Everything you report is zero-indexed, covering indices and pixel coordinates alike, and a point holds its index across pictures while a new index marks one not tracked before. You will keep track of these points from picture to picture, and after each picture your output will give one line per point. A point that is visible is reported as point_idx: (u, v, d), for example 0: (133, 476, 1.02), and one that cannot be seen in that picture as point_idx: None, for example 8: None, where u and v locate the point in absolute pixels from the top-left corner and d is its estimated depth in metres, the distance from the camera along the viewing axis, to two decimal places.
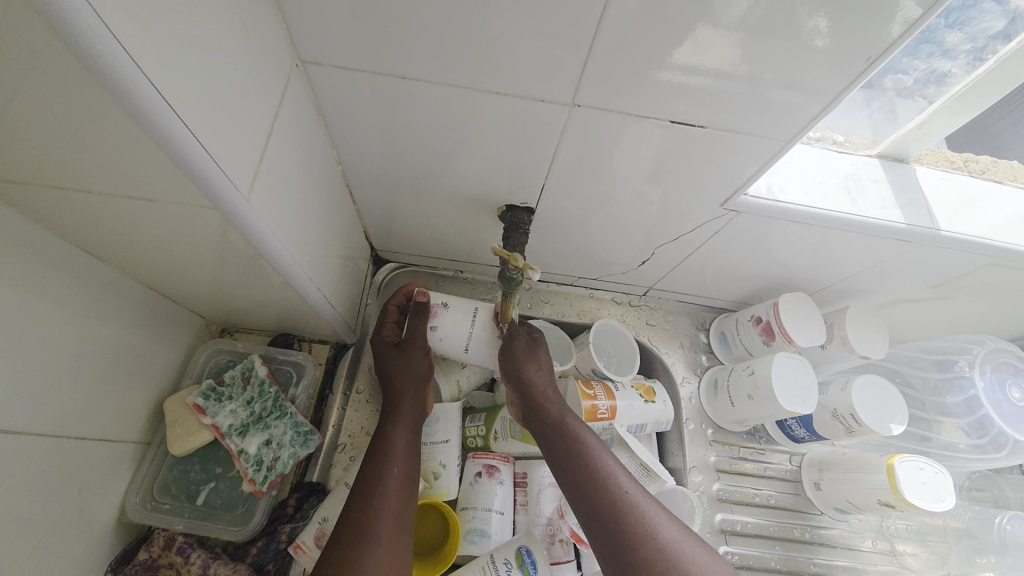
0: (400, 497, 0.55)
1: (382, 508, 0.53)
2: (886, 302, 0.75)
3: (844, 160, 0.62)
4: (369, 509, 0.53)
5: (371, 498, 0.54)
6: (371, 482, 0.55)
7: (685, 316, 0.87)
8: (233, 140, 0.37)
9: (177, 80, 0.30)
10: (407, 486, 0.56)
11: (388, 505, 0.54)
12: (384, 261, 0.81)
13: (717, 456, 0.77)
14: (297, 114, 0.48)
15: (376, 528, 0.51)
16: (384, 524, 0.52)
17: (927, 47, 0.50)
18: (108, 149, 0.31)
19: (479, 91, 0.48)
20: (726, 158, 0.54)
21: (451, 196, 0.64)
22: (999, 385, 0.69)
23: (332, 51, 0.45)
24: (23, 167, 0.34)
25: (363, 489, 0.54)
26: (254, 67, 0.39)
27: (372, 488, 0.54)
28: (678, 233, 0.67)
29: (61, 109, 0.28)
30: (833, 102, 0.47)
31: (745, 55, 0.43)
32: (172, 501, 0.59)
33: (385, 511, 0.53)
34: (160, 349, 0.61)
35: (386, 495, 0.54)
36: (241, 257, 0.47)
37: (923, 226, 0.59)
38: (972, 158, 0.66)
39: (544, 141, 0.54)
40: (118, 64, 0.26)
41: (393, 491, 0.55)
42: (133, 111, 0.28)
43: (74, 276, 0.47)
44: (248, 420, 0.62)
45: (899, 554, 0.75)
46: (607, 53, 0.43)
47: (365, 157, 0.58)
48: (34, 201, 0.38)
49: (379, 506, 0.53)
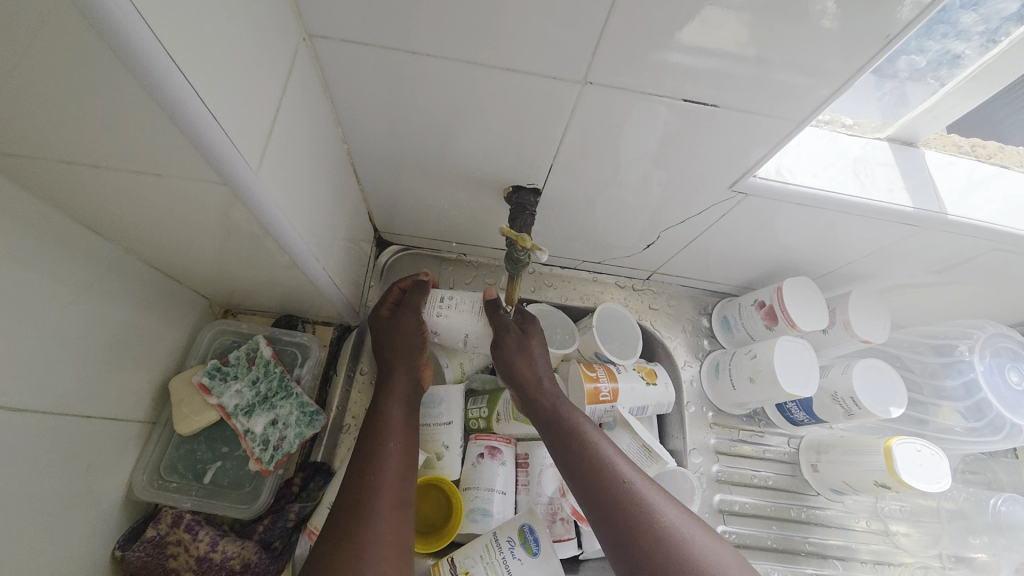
0: (400, 473, 0.56)
1: (384, 485, 0.54)
2: (888, 288, 0.75)
3: (852, 143, 0.62)
4: (369, 484, 0.53)
5: (374, 476, 0.54)
6: (372, 458, 0.55)
7: (688, 301, 0.88)
8: (241, 114, 0.36)
9: (186, 49, 0.30)
10: (407, 462, 0.57)
11: (391, 481, 0.54)
12: (387, 243, 0.80)
13: (717, 438, 0.78)
14: (303, 90, 0.47)
15: (378, 504, 0.52)
16: (385, 499, 0.53)
17: (941, 28, 0.49)
18: (115, 120, 0.31)
19: (487, 68, 0.47)
20: (735, 141, 0.53)
21: (457, 177, 0.63)
22: (998, 369, 0.69)
23: (340, 25, 0.44)
24: (25, 138, 0.33)
25: (363, 465, 0.55)
26: (262, 40, 0.38)
27: (376, 466, 0.55)
28: (685, 216, 0.66)
29: (65, 77, 0.27)
30: (844, 86, 0.46)
31: (754, 35, 0.42)
32: (179, 480, 0.59)
33: (387, 487, 0.54)
34: (164, 329, 0.60)
35: (388, 471, 0.55)
36: (247, 235, 0.46)
37: (930, 211, 0.59)
38: (979, 143, 0.66)
39: (552, 121, 0.53)
40: (126, 31, 0.25)
41: (395, 468, 0.55)
42: (141, 80, 0.27)
43: (78, 253, 0.46)
44: (253, 400, 0.62)
45: (892, 534, 0.77)
46: (621, 31, 0.42)
47: (370, 137, 0.57)
48: (37, 175, 0.38)
49: (381, 481, 0.54)
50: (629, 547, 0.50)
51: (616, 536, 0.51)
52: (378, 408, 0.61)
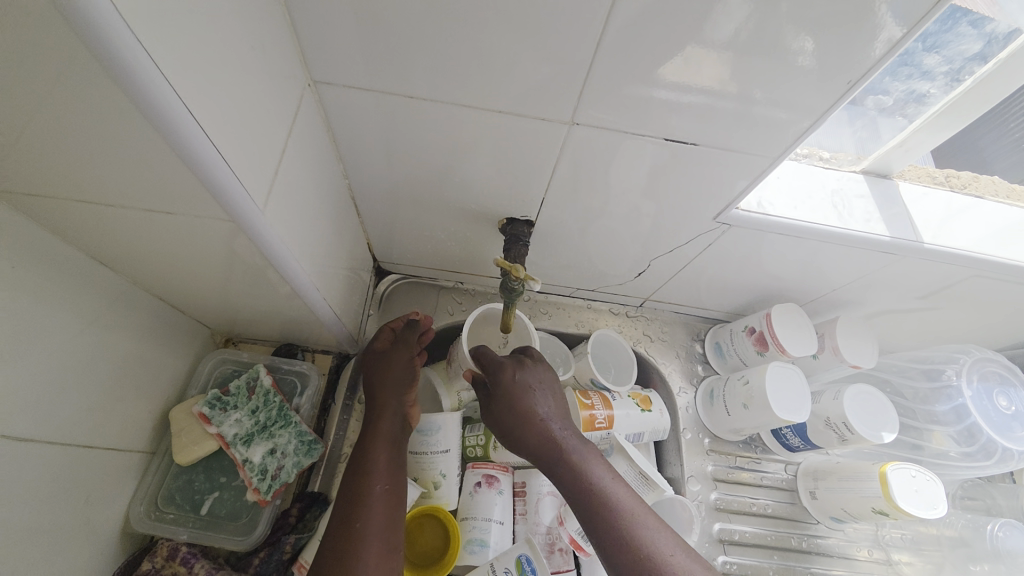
0: (386, 516, 0.56)
1: (366, 530, 0.54)
2: (876, 313, 0.77)
3: (829, 175, 0.65)
4: (352, 531, 0.54)
5: (355, 521, 0.55)
6: (354, 501, 0.56)
7: (681, 327, 0.89)
8: (251, 155, 0.39)
9: (204, 99, 0.32)
10: (392, 504, 0.58)
11: (374, 525, 0.55)
12: (385, 273, 0.82)
13: (714, 465, 0.78)
14: (308, 131, 0.50)
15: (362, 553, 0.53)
16: (368, 545, 0.53)
17: (906, 70, 0.53)
18: (134, 164, 0.33)
19: (481, 109, 0.50)
20: (717, 174, 0.56)
21: (452, 210, 0.66)
22: (986, 394, 0.70)
23: (344, 73, 0.47)
24: (51, 182, 0.36)
25: (348, 509, 0.56)
26: (271, 87, 0.41)
27: (355, 510, 0.56)
28: (673, 245, 0.69)
29: (94, 127, 0.30)
30: (819, 119, 0.49)
31: (734, 72, 0.46)
32: (176, 511, 0.59)
33: (370, 532, 0.54)
34: (167, 359, 0.61)
35: (371, 515, 0.55)
36: (251, 267, 0.48)
37: (907, 239, 0.61)
38: (953, 173, 0.69)
39: (543, 157, 0.56)
40: (152, 87, 0.28)
41: (379, 511, 0.56)
42: (161, 128, 0.30)
43: (88, 286, 0.48)
44: (253, 429, 0.62)
45: (894, 563, 0.76)
46: (604, 74, 0.46)
47: (370, 172, 0.60)
48: (57, 214, 0.40)
49: (363, 526, 0.54)
50: None
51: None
52: (364, 450, 0.61)
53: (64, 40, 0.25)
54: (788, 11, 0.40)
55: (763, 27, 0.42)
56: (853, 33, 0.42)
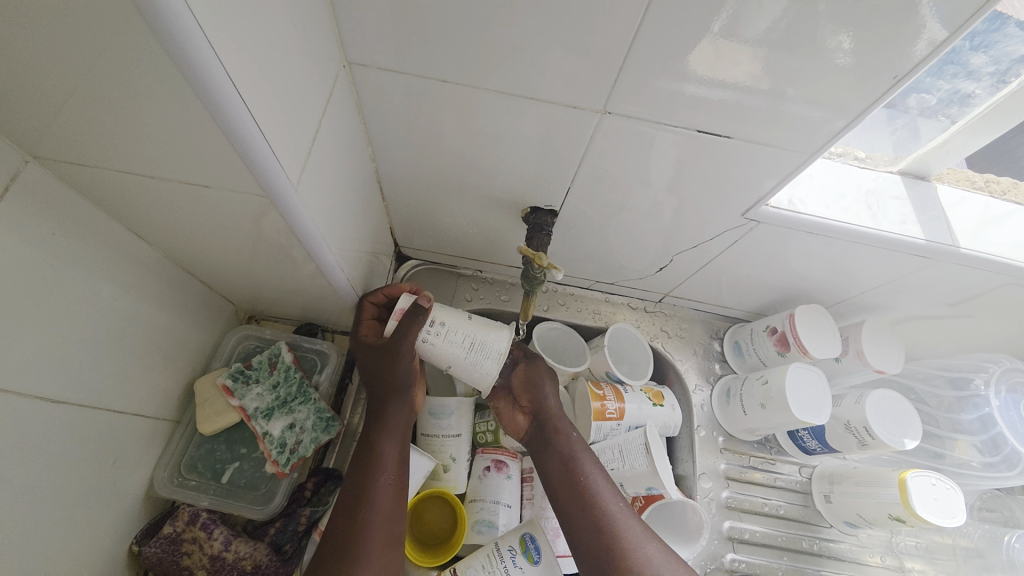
0: (392, 512, 0.56)
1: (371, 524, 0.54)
2: (903, 318, 0.75)
3: (864, 175, 0.63)
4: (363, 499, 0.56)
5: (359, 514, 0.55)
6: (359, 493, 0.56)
7: (700, 324, 0.88)
8: (287, 134, 0.39)
9: (247, 76, 0.33)
10: (397, 501, 0.57)
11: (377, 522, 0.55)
12: (406, 258, 0.83)
13: (727, 464, 0.77)
14: (341, 111, 0.50)
15: (370, 522, 0.55)
16: (372, 542, 0.53)
17: (952, 68, 0.50)
18: (175, 134, 0.33)
19: (512, 95, 0.50)
20: (747, 171, 0.55)
21: (476, 197, 0.65)
22: (1014, 405, 0.69)
23: (378, 54, 0.47)
24: (93, 151, 0.36)
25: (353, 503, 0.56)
26: (308, 67, 0.41)
27: (359, 501, 0.56)
28: (696, 241, 0.68)
29: (137, 95, 0.30)
30: (854, 120, 0.48)
31: (766, 68, 0.44)
32: (198, 478, 0.60)
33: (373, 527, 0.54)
34: (193, 332, 0.63)
35: (377, 512, 0.55)
36: (279, 245, 0.49)
37: (942, 243, 0.59)
38: (994, 178, 0.67)
39: (571, 146, 0.55)
40: (198, 59, 0.28)
41: (383, 507, 0.56)
42: (206, 99, 0.30)
43: (121, 255, 0.49)
44: (273, 404, 0.63)
45: (907, 570, 0.74)
46: (641, 64, 0.45)
47: (397, 155, 0.60)
48: (95, 182, 0.41)
49: (366, 521, 0.54)
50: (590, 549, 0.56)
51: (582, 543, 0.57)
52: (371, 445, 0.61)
53: (116, 10, 0.25)
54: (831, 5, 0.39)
55: (800, 26, 0.41)
56: (900, 37, 0.41)
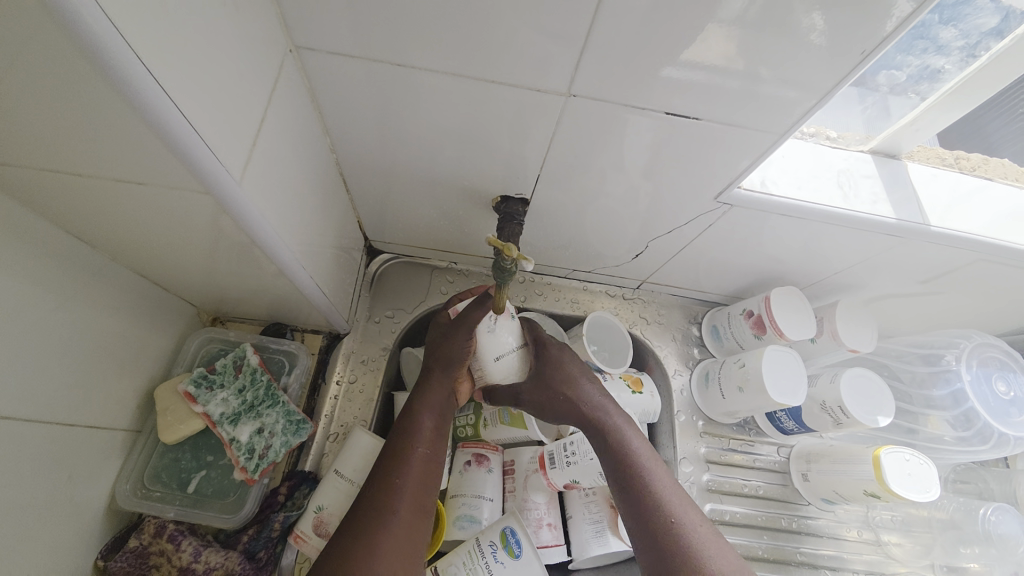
0: (424, 478, 0.55)
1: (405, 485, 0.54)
2: (876, 297, 0.75)
3: (836, 155, 0.63)
4: (391, 478, 0.54)
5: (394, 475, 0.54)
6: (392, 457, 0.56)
7: (678, 310, 0.87)
8: (227, 126, 0.37)
9: (172, 66, 0.30)
10: (429, 471, 0.57)
11: (409, 485, 0.54)
12: (377, 252, 0.80)
13: (708, 448, 0.77)
14: (291, 101, 0.47)
15: (403, 484, 0.54)
16: (403, 502, 0.53)
17: (920, 43, 0.50)
18: (98, 128, 0.31)
19: (473, 79, 0.48)
20: (718, 154, 0.54)
21: (444, 187, 0.63)
22: (985, 379, 0.69)
23: (327, 37, 0.44)
24: (10, 149, 0.33)
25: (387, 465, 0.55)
26: (247, 52, 0.38)
27: (392, 464, 0.55)
28: (670, 226, 0.67)
29: (43, 85, 0.27)
30: (824, 98, 0.47)
31: (741, 49, 0.43)
32: (163, 489, 0.58)
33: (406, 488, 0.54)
34: (151, 337, 0.60)
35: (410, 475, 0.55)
36: (233, 243, 0.46)
37: (913, 222, 0.59)
38: (963, 155, 0.67)
39: (539, 132, 0.53)
40: (108, 46, 0.25)
41: (416, 472, 0.55)
42: (122, 89, 0.27)
43: (62, 260, 0.46)
44: (240, 408, 0.61)
45: (885, 544, 0.77)
46: (605, 44, 0.43)
47: (359, 145, 0.57)
48: (20, 183, 0.38)
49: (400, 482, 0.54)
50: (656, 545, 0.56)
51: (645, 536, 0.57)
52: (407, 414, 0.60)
53: None
54: None
55: (771, 2, 0.39)
56: (884, 10, 0.39)
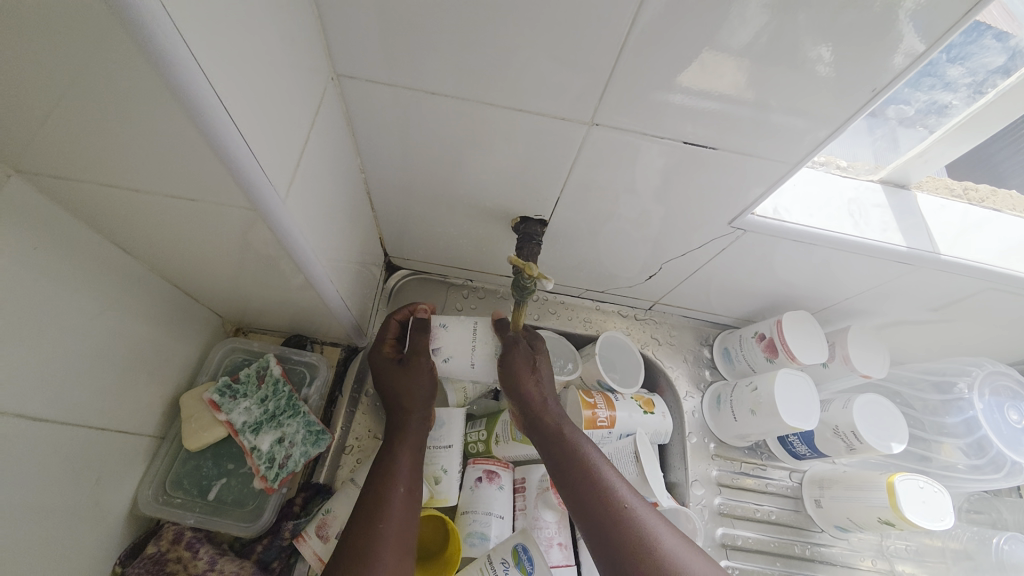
0: (407, 515, 0.54)
1: (388, 529, 0.52)
2: (887, 324, 0.76)
3: (846, 184, 0.64)
4: (376, 524, 0.52)
5: (378, 519, 0.52)
6: (373, 502, 0.54)
7: (689, 331, 0.88)
8: (275, 149, 0.39)
9: (233, 94, 0.33)
10: (410, 506, 0.55)
11: (394, 528, 0.52)
12: (396, 269, 0.82)
13: (719, 470, 0.77)
14: (330, 124, 0.50)
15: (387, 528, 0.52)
16: (388, 548, 0.51)
17: (929, 80, 0.52)
18: (162, 149, 0.33)
19: (500, 107, 0.50)
20: (733, 180, 0.56)
21: (466, 207, 0.66)
22: (998, 407, 0.69)
23: (367, 65, 0.47)
24: (78, 166, 0.36)
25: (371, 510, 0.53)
26: (295, 78, 0.41)
27: (376, 506, 0.53)
28: (685, 249, 0.68)
29: (121, 112, 0.30)
30: (838, 129, 0.49)
31: (751, 81, 0.46)
32: (183, 495, 0.59)
33: (390, 532, 0.52)
34: (179, 345, 0.62)
35: (393, 518, 0.53)
36: (268, 257, 0.48)
37: (923, 250, 0.61)
38: (972, 187, 0.68)
39: (560, 156, 0.56)
40: (186, 77, 0.28)
41: (400, 507, 0.54)
42: (192, 114, 0.30)
43: (106, 270, 0.48)
44: (261, 418, 0.62)
45: (898, 574, 0.75)
46: (628, 77, 0.46)
47: (387, 166, 0.60)
48: (77, 197, 0.40)
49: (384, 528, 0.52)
50: (597, 524, 0.53)
51: (589, 516, 0.54)
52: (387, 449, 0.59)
53: (107, 31, 0.25)
54: (812, 17, 0.40)
55: (780, 36, 0.42)
56: (885, 44, 0.42)
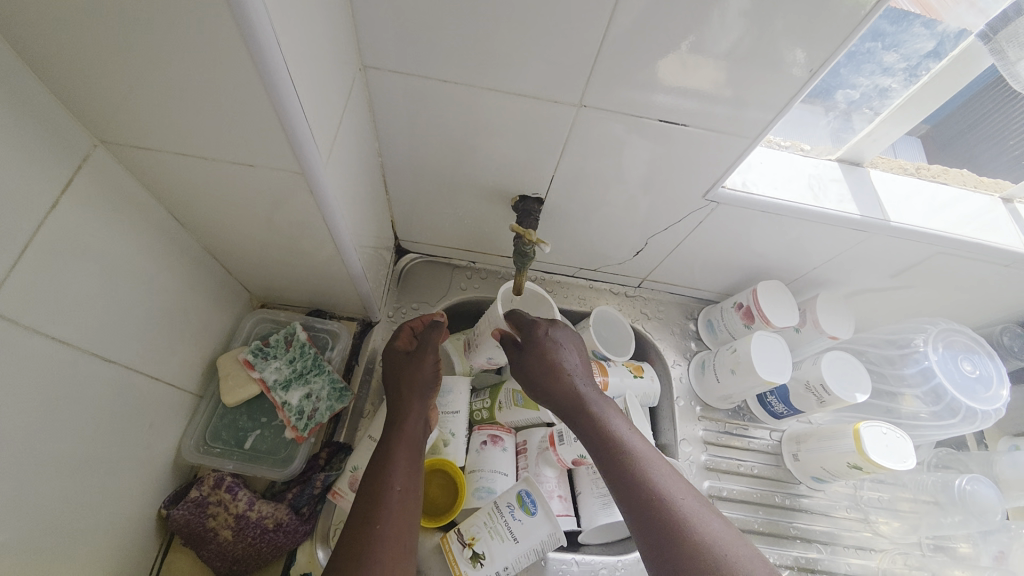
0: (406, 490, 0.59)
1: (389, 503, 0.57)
2: (854, 292, 0.84)
3: (807, 163, 0.72)
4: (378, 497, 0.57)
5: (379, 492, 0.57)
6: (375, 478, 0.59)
7: (676, 307, 0.96)
8: (322, 127, 0.47)
9: (299, 77, 0.40)
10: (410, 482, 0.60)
11: (395, 501, 0.57)
12: (405, 252, 0.90)
13: (705, 430, 0.84)
14: (357, 110, 0.58)
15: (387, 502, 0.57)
16: (390, 519, 0.56)
17: (868, 66, 0.62)
18: (232, 115, 0.40)
19: (504, 93, 0.58)
20: (705, 157, 0.63)
21: (472, 189, 0.73)
22: (952, 359, 0.77)
23: (391, 58, 0.55)
24: (158, 134, 0.43)
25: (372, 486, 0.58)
26: (336, 66, 0.48)
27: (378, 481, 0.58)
28: (668, 224, 0.75)
29: (207, 82, 0.38)
30: (780, 113, 0.57)
31: (728, 79, 0.54)
32: (222, 445, 0.66)
33: (392, 506, 0.57)
34: (216, 313, 0.68)
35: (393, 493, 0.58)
36: (302, 225, 0.55)
37: (876, 218, 0.68)
38: (923, 166, 0.76)
39: (555, 138, 0.63)
40: (267, 58, 0.35)
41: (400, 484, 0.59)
42: (267, 89, 0.37)
43: (162, 237, 0.55)
44: (290, 376, 0.69)
45: (872, 522, 0.82)
46: (614, 66, 0.53)
47: (402, 152, 0.68)
48: (148, 164, 0.47)
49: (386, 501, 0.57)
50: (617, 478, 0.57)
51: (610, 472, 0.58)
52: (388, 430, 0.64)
53: (215, 17, 0.32)
54: (789, 26, 0.48)
55: (759, 40, 0.50)
56: (840, 39, 0.49)
